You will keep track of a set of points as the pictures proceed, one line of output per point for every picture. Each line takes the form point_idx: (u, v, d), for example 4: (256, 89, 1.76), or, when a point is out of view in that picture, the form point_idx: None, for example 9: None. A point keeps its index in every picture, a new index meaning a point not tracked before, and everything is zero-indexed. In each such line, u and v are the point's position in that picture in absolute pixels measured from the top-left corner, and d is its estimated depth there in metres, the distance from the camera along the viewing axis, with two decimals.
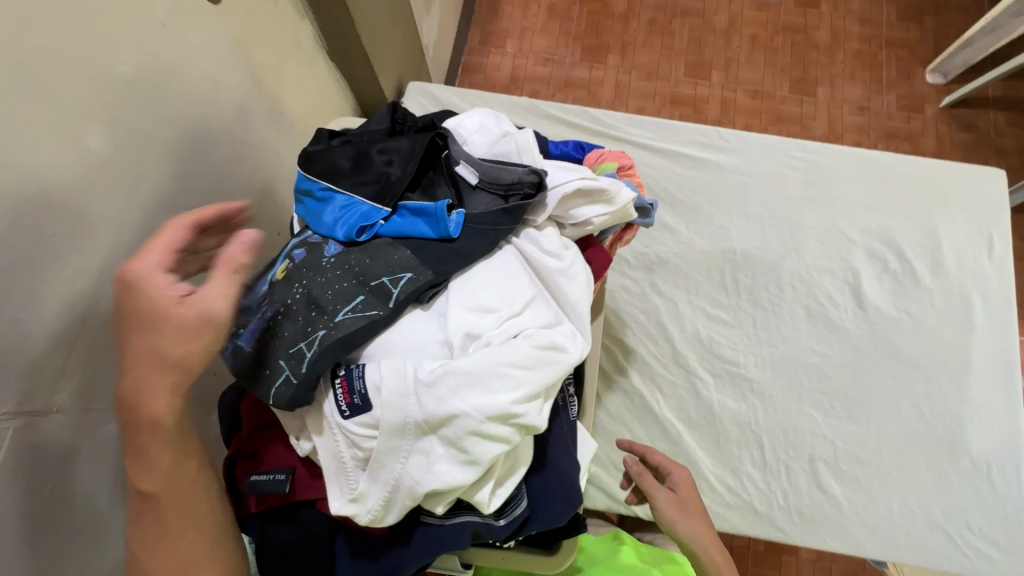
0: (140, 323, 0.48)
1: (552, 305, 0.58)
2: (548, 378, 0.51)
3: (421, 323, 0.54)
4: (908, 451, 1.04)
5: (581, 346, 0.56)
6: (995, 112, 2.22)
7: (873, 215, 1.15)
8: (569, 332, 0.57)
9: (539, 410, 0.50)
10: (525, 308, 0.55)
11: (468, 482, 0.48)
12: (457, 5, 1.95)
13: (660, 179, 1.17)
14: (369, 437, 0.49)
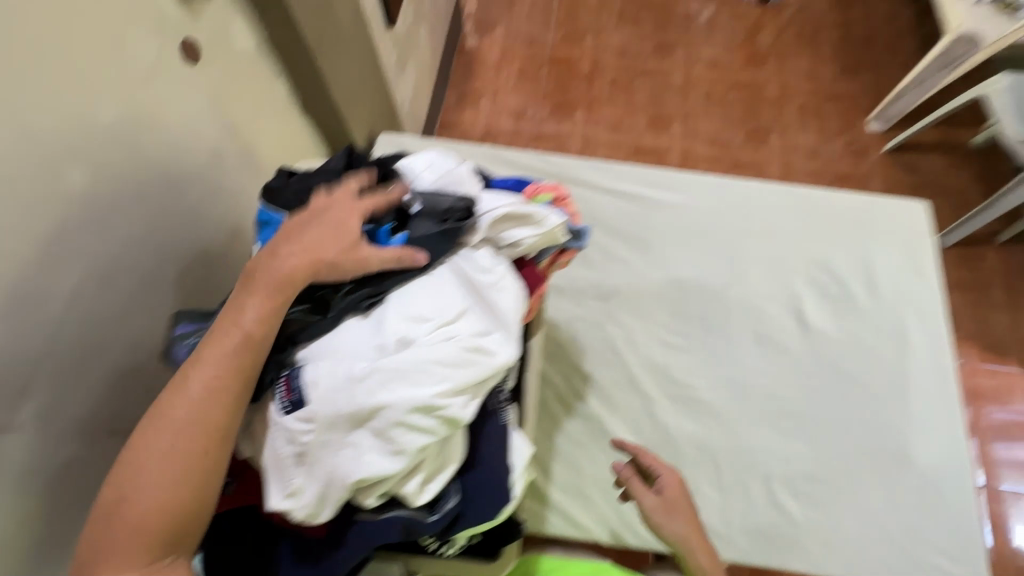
0: (330, 229, 0.62)
1: (488, 315, 0.64)
2: (471, 376, 0.58)
3: (360, 331, 0.60)
4: (858, 468, 1.07)
5: (509, 352, 0.63)
6: (935, 155, 2.39)
7: (810, 245, 1.24)
8: (500, 339, 0.63)
9: (463, 406, 0.57)
10: (460, 316, 0.61)
11: (396, 472, 0.54)
12: (431, 68, 2.13)
13: (612, 216, 1.26)
14: (306, 432, 0.55)
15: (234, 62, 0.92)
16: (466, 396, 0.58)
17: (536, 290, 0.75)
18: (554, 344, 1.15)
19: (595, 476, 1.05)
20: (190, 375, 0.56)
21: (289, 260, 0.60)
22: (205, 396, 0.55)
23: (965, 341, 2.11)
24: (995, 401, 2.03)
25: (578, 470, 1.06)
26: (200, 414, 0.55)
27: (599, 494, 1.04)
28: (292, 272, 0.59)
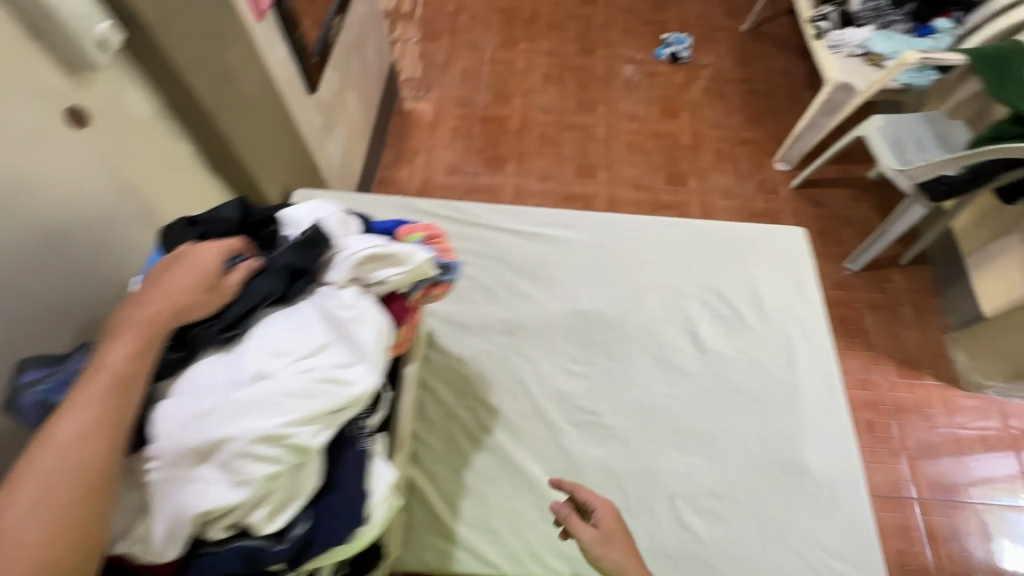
0: (189, 269, 0.67)
1: (353, 347, 0.67)
2: (321, 406, 0.60)
3: (218, 368, 0.62)
4: (758, 480, 1.11)
5: (370, 383, 0.65)
6: (836, 189, 2.62)
7: (702, 272, 1.34)
8: (362, 371, 0.66)
9: (313, 435, 0.60)
10: (320, 349, 0.65)
11: (240, 502, 0.55)
12: (363, 130, 2.25)
13: (517, 255, 1.34)
14: (155, 470, 0.56)
15: (126, 123, 0.98)
16: (318, 426, 0.60)
17: (405, 320, 0.79)
18: (462, 380, 1.18)
19: (504, 509, 1.06)
20: (61, 420, 0.55)
21: (149, 303, 0.63)
22: (77, 440, 0.54)
23: (882, 358, 2.24)
24: (916, 413, 2.14)
25: (487, 504, 1.07)
26: (79, 454, 0.53)
27: (508, 527, 1.05)
28: (152, 313, 0.63)
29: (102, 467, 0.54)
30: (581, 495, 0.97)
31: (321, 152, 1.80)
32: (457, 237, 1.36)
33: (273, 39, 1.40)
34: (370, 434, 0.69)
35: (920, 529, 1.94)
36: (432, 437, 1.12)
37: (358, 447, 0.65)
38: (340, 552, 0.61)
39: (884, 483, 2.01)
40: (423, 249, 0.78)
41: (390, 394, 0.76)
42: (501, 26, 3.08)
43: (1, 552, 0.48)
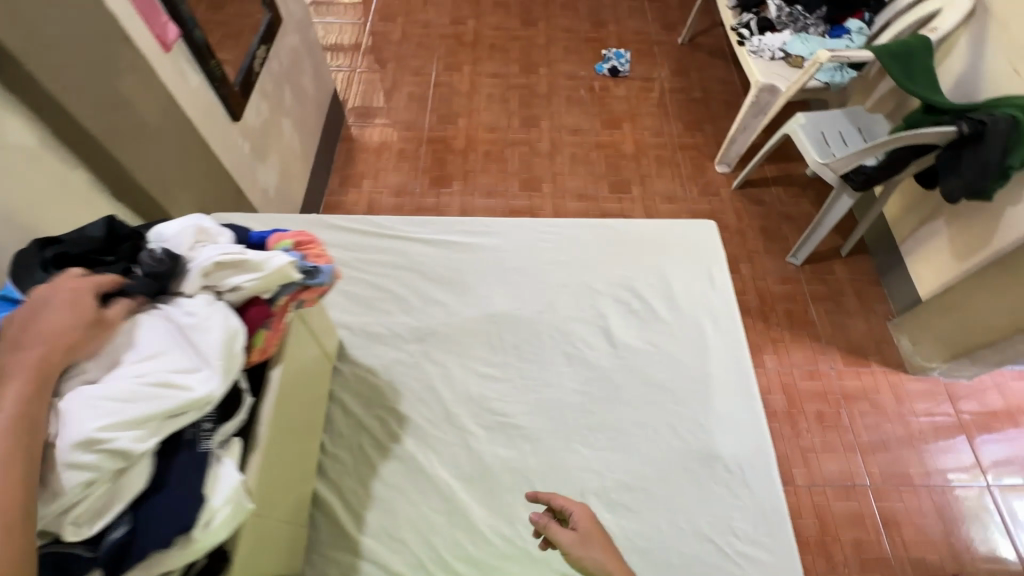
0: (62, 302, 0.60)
1: (195, 353, 0.68)
2: (147, 409, 0.59)
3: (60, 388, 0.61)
4: (670, 469, 1.11)
5: (209, 387, 0.65)
6: (776, 187, 2.68)
7: (614, 269, 1.36)
8: (201, 376, 0.66)
9: (136, 441, 0.58)
10: (156, 354, 0.64)
11: (45, 511, 0.54)
12: (302, 156, 2.28)
13: (430, 263, 1.35)
14: None
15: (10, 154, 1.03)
16: (142, 432, 0.59)
17: (271, 323, 0.79)
18: (372, 390, 1.18)
19: (411, 516, 1.05)
20: None
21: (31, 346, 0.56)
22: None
23: (829, 348, 2.26)
24: (865, 401, 2.15)
25: (394, 512, 1.05)
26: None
27: (415, 534, 1.03)
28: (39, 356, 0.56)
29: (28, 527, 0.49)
30: (559, 502, 0.96)
31: (251, 178, 1.82)
32: (371, 249, 1.37)
33: (185, 69, 1.43)
34: (220, 439, 0.70)
35: (876, 517, 1.93)
36: (340, 449, 1.12)
37: (200, 449, 0.65)
38: (170, 556, 0.61)
39: (837, 472, 2.00)
40: (283, 256, 0.79)
41: (252, 400, 0.76)
42: (446, 52, 3.17)
43: None
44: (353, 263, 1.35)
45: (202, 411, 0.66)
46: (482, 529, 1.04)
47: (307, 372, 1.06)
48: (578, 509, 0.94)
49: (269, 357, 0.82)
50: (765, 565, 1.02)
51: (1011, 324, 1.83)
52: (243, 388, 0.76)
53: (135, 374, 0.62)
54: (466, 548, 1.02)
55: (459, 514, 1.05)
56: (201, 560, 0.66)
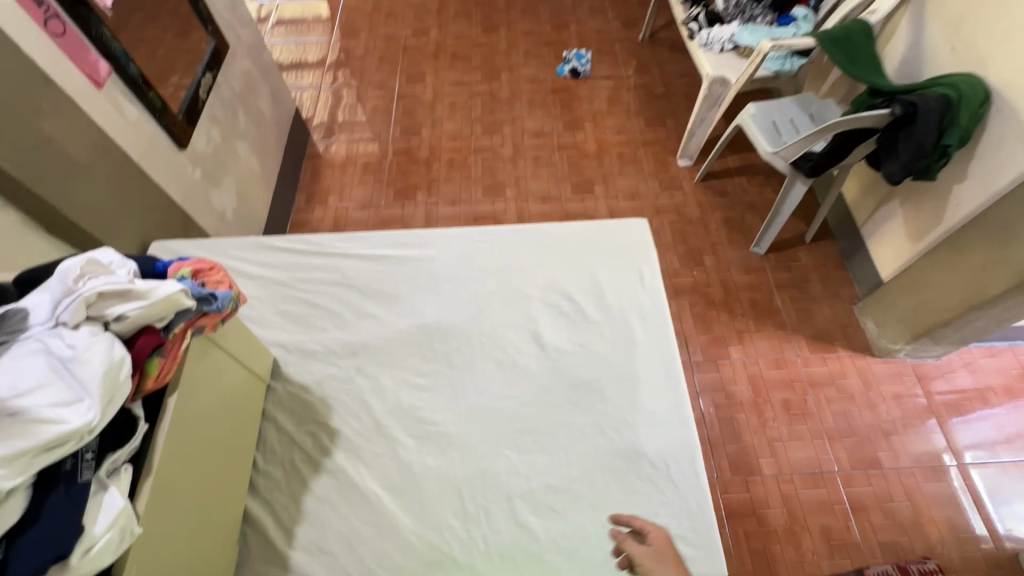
0: None
1: (75, 384, 0.69)
2: (17, 447, 0.60)
3: None
4: (595, 469, 1.12)
5: (88, 417, 0.67)
6: (739, 177, 2.68)
7: (545, 273, 1.38)
8: (81, 408, 0.67)
9: (2, 477, 0.59)
10: (35, 388, 0.66)
11: None
12: (261, 177, 2.32)
13: (363, 278, 1.38)
14: None
15: None
16: (9, 468, 0.60)
17: (165, 350, 0.82)
18: (305, 407, 1.21)
19: (341, 530, 1.07)
20: None
21: None
22: None
23: (795, 336, 2.26)
24: (832, 386, 2.14)
25: (324, 526, 1.07)
26: None
27: (343, 547, 1.05)
28: None
29: None
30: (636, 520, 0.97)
31: (204, 204, 1.85)
32: (306, 268, 1.40)
33: (121, 104, 1.45)
34: (110, 467, 0.73)
35: (845, 502, 1.92)
36: (273, 467, 1.14)
37: (80, 478, 0.67)
38: None
39: (805, 460, 2.00)
40: (174, 284, 0.82)
41: (147, 427, 0.80)
42: (409, 64, 3.20)
43: None
44: (289, 282, 1.38)
45: (82, 442, 0.67)
46: (409, 537, 1.06)
47: (237, 398, 1.08)
48: (656, 528, 0.96)
49: (167, 385, 0.85)
50: (690, 560, 1.03)
51: (964, 303, 1.80)
52: (138, 416, 0.78)
53: (7, 412, 0.63)
54: (394, 557, 1.04)
55: (386, 524, 1.07)
56: None
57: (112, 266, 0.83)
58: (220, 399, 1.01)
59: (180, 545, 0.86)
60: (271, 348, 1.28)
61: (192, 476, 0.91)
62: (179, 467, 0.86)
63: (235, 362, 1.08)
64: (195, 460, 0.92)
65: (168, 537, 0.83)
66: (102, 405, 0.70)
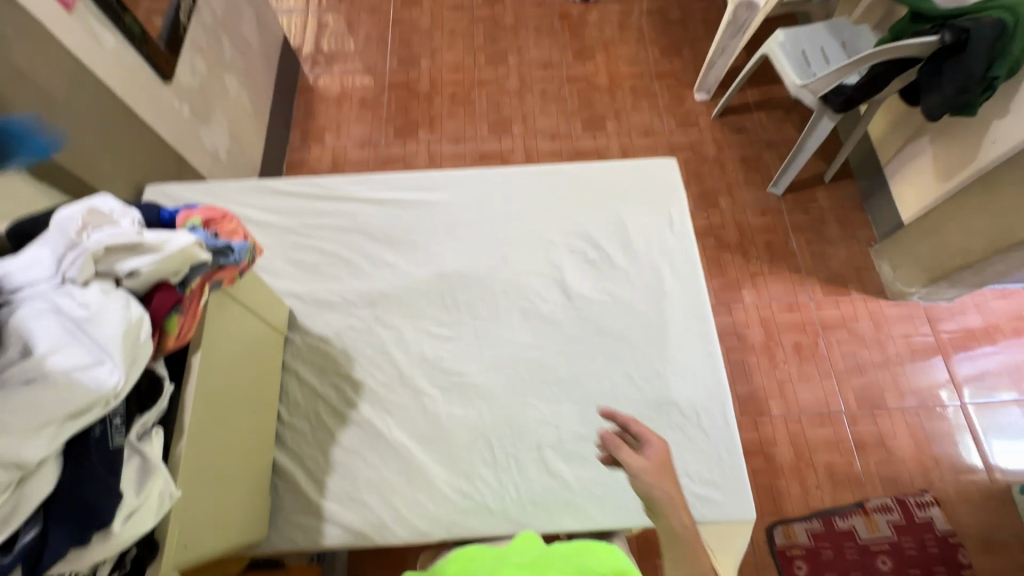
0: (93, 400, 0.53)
1: (92, 346, 0.62)
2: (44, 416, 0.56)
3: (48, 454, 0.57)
4: (624, 418, 1.11)
5: (111, 381, 0.61)
6: (758, 112, 2.55)
7: (569, 217, 1.31)
8: (102, 372, 0.61)
9: (30, 448, 0.55)
10: (53, 352, 0.60)
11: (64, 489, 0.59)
12: (253, 113, 2.16)
13: (377, 225, 1.30)
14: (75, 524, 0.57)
15: None
16: (39, 439, 0.56)
17: (183, 307, 0.76)
18: (326, 359, 1.17)
19: (371, 480, 1.07)
20: None
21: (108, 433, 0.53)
22: None
23: (809, 279, 2.23)
24: (843, 329, 2.15)
25: (354, 477, 1.07)
26: None
27: (375, 496, 1.06)
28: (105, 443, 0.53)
29: None
30: (636, 427, 0.95)
31: (196, 143, 1.72)
32: (315, 214, 1.32)
33: (96, 30, 1.30)
34: (141, 431, 0.70)
35: (849, 440, 1.97)
36: (297, 419, 1.12)
37: (111, 444, 0.63)
38: (89, 552, 0.60)
39: (814, 400, 2.03)
40: (187, 235, 0.76)
41: (173, 387, 0.76)
42: None
43: None
44: (298, 229, 1.30)
45: (109, 407, 0.63)
46: (440, 486, 1.06)
47: (256, 351, 1.03)
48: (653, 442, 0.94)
49: (187, 343, 0.80)
50: (718, 505, 1.04)
51: (987, 246, 1.76)
52: (163, 376, 0.74)
53: (24, 378, 0.58)
54: (427, 505, 1.05)
55: (417, 474, 1.07)
56: (130, 551, 0.67)
57: (114, 215, 0.75)
58: (241, 354, 0.97)
59: (215, 500, 0.85)
60: (285, 299, 1.23)
61: (220, 433, 0.88)
62: (201, 428, 0.81)
63: (252, 315, 1.02)
64: (221, 416, 0.88)
65: (203, 493, 0.81)
66: (126, 368, 0.64)
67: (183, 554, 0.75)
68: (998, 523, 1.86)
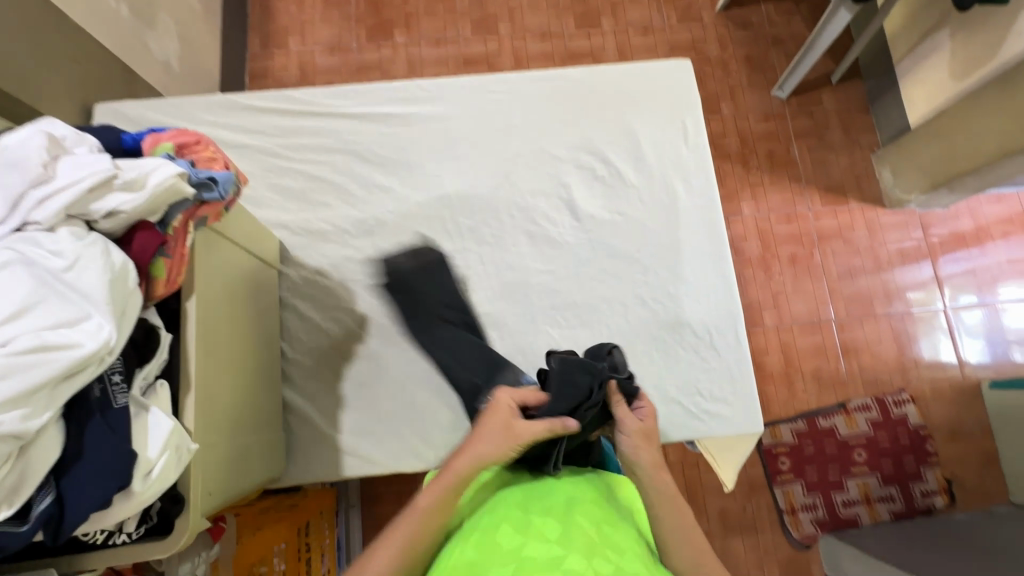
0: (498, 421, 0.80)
1: (74, 298, 0.56)
2: (31, 381, 0.51)
3: (155, 422, 0.62)
4: (638, 341, 1.10)
5: (103, 336, 0.56)
6: (767, 4, 2.33)
7: (575, 130, 1.20)
8: (91, 325, 0.56)
9: (28, 414, 0.51)
10: (27, 310, 0.54)
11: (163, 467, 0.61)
12: (203, 13, 1.88)
13: (365, 143, 1.18)
14: (157, 465, 0.60)
15: None
16: (31, 406, 0.51)
17: (168, 249, 0.68)
18: (325, 293, 1.11)
19: (385, 413, 1.06)
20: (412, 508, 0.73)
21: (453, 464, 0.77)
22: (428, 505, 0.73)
23: (808, 188, 2.18)
24: (838, 239, 2.14)
25: (367, 411, 1.06)
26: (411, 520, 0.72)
27: (390, 428, 1.05)
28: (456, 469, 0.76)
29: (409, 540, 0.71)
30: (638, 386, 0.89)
31: (144, 51, 1.50)
32: (294, 132, 1.18)
33: None
34: (143, 384, 0.64)
35: (836, 347, 2.04)
36: (302, 356, 1.09)
37: (116, 404, 0.59)
38: (113, 510, 0.58)
39: (805, 310, 2.07)
40: (169, 167, 0.65)
41: (171, 336, 0.70)
42: None
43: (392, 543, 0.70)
44: (277, 150, 1.17)
45: (104, 364, 0.58)
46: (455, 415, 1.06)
47: (250, 288, 0.96)
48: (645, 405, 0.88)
49: (180, 288, 0.72)
50: (728, 420, 1.07)
51: (997, 150, 1.69)
52: (158, 325, 0.68)
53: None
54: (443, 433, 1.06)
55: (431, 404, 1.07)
56: (155, 506, 0.64)
57: (69, 145, 0.65)
58: (235, 293, 0.89)
59: (235, 445, 0.83)
60: (273, 230, 1.14)
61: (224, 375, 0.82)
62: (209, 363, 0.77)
63: (242, 251, 0.94)
64: (226, 363, 0.83)
65: (221, 440, 0.78)
66: (116, 321, 0.59)
67: (211, 502, 0.73)
68: (966, 415, 2.00)
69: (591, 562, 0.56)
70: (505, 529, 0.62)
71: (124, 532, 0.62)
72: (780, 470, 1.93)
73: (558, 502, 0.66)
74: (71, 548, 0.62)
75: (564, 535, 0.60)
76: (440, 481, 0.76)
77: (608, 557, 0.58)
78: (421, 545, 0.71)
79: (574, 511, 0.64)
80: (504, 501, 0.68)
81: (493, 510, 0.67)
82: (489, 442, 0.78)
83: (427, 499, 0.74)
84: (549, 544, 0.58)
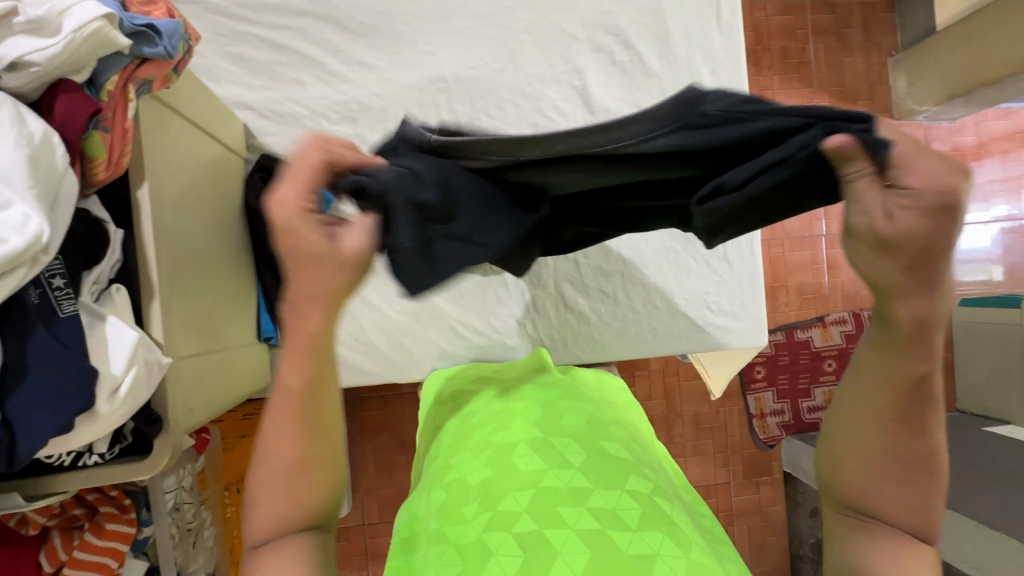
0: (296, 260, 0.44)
1: None
2: None
3: (114, 334, 0.51)
4: (647, 249, 1.03)
5: (31, 231, 0.44)
6: None
7: (594, 2, 1.01)
8: (12, 215, 0.43)
9: None
10: None
11: (131, 391, 0.51)
12: None
13: (342, 5, 0.97)
14: (124, 385, 0.50)
15: None
16: None
17: (104, 121, 0.53)
18: None
19: (380, 320, 0.99)
20: (281, 374, 0.46)
21: (297, 321, 0.45)
22: (297, 386, 0.46)
23: (819, 96, 1.87)
24: None
25: (357, 320, 0.99)
26: (291, 401, 0.46)
27: (383, 337, 0.99)
28: (312, 327, 0.45)
29: (290, 432, 0.46)
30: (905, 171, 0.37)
31: None
32: None
33: None
34: (90, 290, 0.53)
35: (824, 262, 1.83)
36: None
37: (63, 314, 0.48)
38: (78, 432, 0.50)
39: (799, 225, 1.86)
40: (89, 4, 0.48)
41: (121, 232, 0.58)
42: None
43: (271, 448, 0.47)
44: (233, 8, 0.95)
45: (40, 264, 0.46)
46: (452, 323, 1.00)
47: (211, 179, 0.81)
48: (920, 157, 0.37)
49: (128, 173, 0.59)
50: (734, 333, 1.04)
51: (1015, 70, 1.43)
52: (104, 219, 0.56)
53: None
54: (439, 344, 1.00)
55: (427, 314, 1.00)
56: (129, 425, 0.57)
57: None
58: (194, 182, 0.75)
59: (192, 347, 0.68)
60: (237, 112, 0.97)
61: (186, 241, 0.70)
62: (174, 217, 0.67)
63: (201, 133, 0.78)
64: (192, 267, 0.72)
65: (197, 353, 0.70)
66: (47, 212, 0.47)
67: (193, 418, 0.66)
68: None
69: (625, 491, 0.49)
70: (523, 452, 0.54)
71: (95, 453, 0.55)
72: (754, 377, 1.76)
73: (578, 419, 0.59)
74: (34, 470, 0.55)
75: (589, 459, 0.53)
76: (291, 348, 0.45)
77: (637, 478, 0.52)
78: (324, 416, 0.48)
79: (597, 432, 0.57)
80: (516, 410, 0.60)
81: (503, 421, 0.59)
82: (318, 295, 0.44)
83: (295, 373, 0.46)
84: (573, 473, 0.51)
